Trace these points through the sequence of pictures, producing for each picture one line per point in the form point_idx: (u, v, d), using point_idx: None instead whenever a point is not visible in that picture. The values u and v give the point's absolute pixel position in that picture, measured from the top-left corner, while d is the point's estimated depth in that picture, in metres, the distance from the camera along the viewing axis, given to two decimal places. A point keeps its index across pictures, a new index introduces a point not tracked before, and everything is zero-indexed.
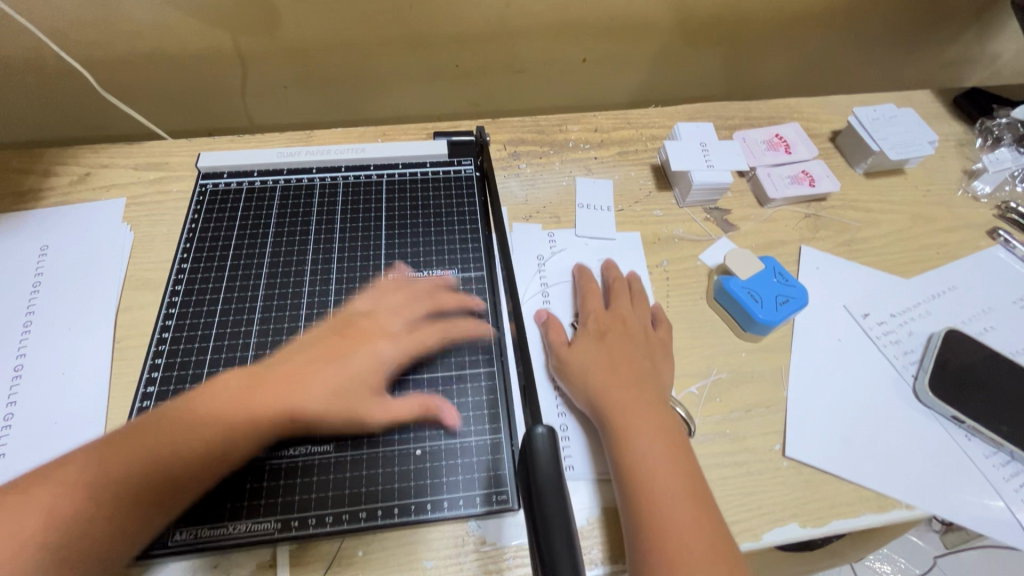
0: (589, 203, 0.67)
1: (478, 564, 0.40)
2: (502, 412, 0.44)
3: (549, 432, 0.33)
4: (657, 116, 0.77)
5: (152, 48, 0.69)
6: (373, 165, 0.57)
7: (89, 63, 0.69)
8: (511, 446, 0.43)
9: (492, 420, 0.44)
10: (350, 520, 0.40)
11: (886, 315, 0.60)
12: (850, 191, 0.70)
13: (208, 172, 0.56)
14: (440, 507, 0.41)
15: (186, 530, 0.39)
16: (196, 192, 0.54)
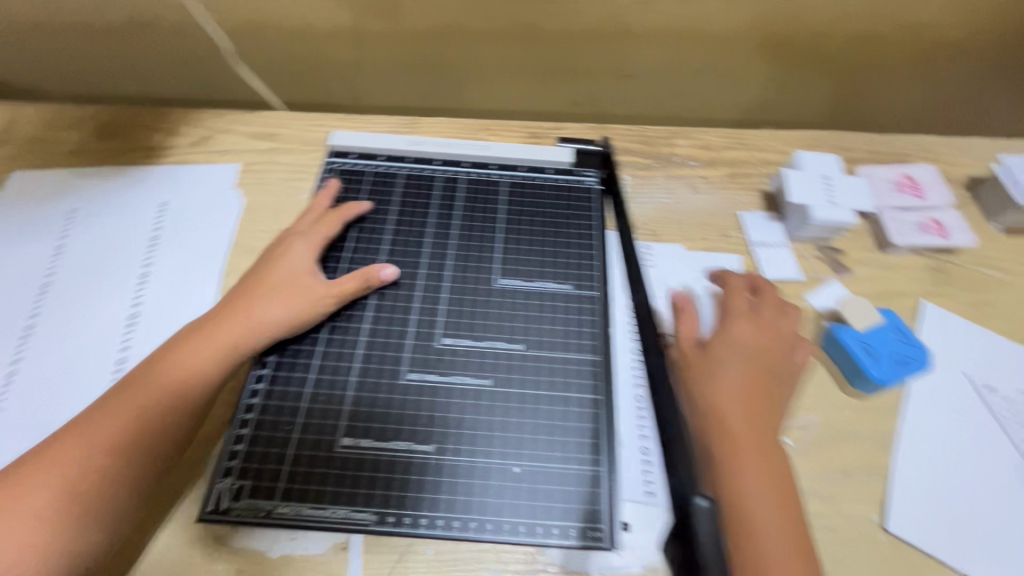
0: (763, 240, 0.63)
1: None
2: (605, 444, 0.44)
3: (710, 504, 0.31)
4: (772, 140, 0.73)
5: (278, 20, 0.71)
6: (495, 164, 0.60)
7: (220, 29, 0.71)
8: (611, 482, 0.43)
9: (594, 451, 0.44)
10: (444, 527, 0.41)
11: (1014, 391, 0.54)
12: (983, 246, 0.64)
13: (337, 150, 0.61)
14: (535, 532, 0.41)
15: (289, 505, 0.41)
16: (328, 169, 0.59)
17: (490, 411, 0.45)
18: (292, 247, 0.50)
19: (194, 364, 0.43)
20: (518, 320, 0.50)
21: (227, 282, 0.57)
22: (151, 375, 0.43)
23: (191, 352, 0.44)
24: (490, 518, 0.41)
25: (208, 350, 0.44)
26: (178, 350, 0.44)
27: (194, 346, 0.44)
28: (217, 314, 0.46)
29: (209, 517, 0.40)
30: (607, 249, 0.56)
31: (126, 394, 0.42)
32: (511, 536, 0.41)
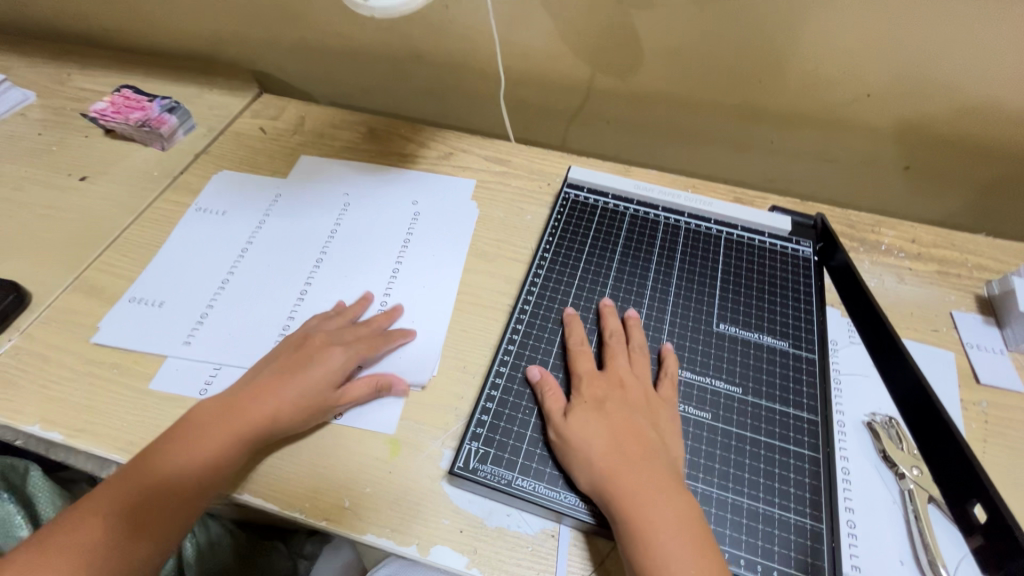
0: (978, 343, 0.62)
1: None
2: (825, 502, 0.45)
3: None
4: (988, 247, 0.71)
5: (528, 68, 0.82)
6: (714, 220, 0.65)
7: (478, 68, 0.84)
8: (831, 542, 0.44)
9: (814, 507, 0.45)
10: None
11: None
12: None
13: (571, 183, 0.69)
14: (754, 569, 0.42)
15: (525, 479, 0.47)
16: (562, 197, 0.67)
17: (712, 443, 0.48)
18: (330, 346, 0.55)
19: (218, 440, 0.48)
20: (737, 365, 0.53)
21: (461, 277, 0.65)
22: (190, 442, 0.48)
23: (206, 410, 0.50)
24: None
25: (224, 425, 0.49)
26: (201, 416, 0.50)
27: (214, 403, 0.51)
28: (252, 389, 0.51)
29: (459, 473, 0.47)
30: (825, 317, 0.57)
31: (160, 452, 0.48)
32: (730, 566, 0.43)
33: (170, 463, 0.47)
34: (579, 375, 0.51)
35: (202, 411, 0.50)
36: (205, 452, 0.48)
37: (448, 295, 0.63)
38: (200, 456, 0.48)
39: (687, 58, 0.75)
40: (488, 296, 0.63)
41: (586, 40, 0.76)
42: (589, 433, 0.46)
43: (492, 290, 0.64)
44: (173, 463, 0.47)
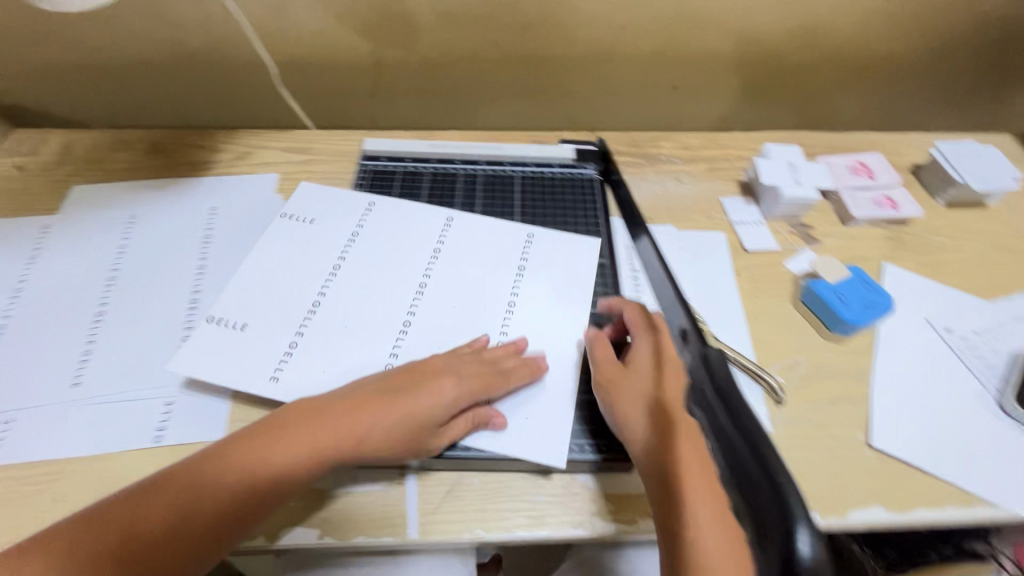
0: (743, 219, 0.72)
1: (591, 506, 0.49)
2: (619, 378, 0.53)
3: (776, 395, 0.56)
4: (743, 139, 0.83)
5: (310, 52, 0.80)
6: (508, 162, 0.71)
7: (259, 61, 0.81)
8: None
9: None
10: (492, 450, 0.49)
11: (967, 331, 0.63)
12: (931, 217, 0.74)
13: (370, 155, 0.71)
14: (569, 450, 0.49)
15: None
16: (361, 170, 0.69)
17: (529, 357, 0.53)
18: (442, 375, 0.49)
19: (259, 483, 0.44)
20: (542, 278, 0.60)
21: None
22: (177, 493, 0.42)
23: (232, 456, 0.44)
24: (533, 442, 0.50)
25: (243, 469, 0.44)
26: (212, 459, 0.44)
27: (251, 451, 0.44)
28: (287, 420, 0.46)
29: None
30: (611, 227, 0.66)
31: (135, 510, 0.41)
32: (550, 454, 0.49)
33: (147, 520, 0.41)
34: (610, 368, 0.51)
35: (254, 459, 0.44)
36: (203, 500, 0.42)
37: None
38: (179, 518, 0.41)
39: (458, 17, 0.78)
40: None
41: (358, 15, 0.76)
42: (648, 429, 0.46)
43: None
44: (154, 520, 0.41)
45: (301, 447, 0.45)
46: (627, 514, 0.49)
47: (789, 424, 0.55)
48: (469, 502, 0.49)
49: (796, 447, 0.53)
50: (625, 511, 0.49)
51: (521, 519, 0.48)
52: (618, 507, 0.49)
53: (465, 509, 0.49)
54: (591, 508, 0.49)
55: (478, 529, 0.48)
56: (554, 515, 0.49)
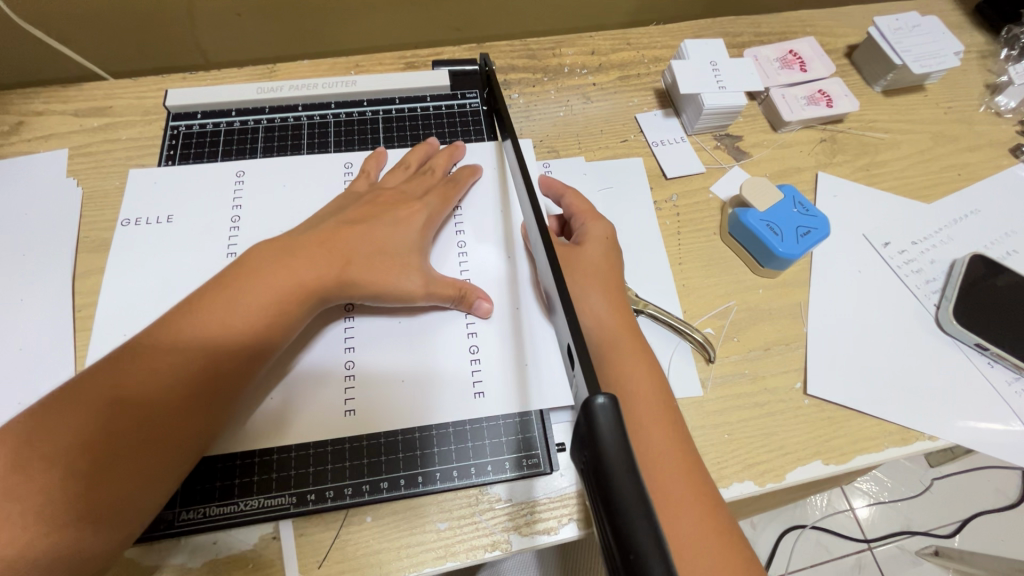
0: (662, 139, 0.61)
1: (508, 518, 0.42)
2: (517, 378, 0.45)
3: (704, 343, 0.49)
4: (660, 35, 0.69)
5: None
6: (366, 101, 0.55)
7: None
8: (536, 419, 0.45)
9: (510, 387, 0.45)
10: (371, 492, 0.42)
11: (907, 243, 0.57)
12: (868, 110, 0.65)
13: (179, 112, 0.53)
14: (466, 474, 0.43)
15: (193, 510, 0.41)
16: (169, 135, 0.52)
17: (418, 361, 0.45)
18: (408, 201, 0.48)
19: (259, 308, 0.40)
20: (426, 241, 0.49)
21: (80, 286, 0.49)
22: (140, 360, 0.37)
23: (186, 318, 0.39)
24: (420, 471, 0.42)
25: (222, 318, 0.39)
26: (170, 323, 0.39)
27: (212, 307, 0.39)
28: (241, 274, 0.41)
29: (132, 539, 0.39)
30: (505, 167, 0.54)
31: (84, 397, 0.35)
32: (441, 483, 0.42)
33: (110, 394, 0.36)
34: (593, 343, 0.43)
35: (216, 312, 0.39)
36: (168, 367, 0.37)
37: (63, 316, 0.48)
38: (173, 357, 0.37)
39: None
40: None
41: None
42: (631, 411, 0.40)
43: None
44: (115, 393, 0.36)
45: (265, 295, 0.40)
46: (552, 520, 0.42)
47: (722, 383, 0.49)
48: (362, 545, 0.41)
49: (731, 409, 0.47)
50: (547, 518, 0.42)
51: (428, 552, 0.41)
52: (538, 514, 0.42)
53: (357, 555, 0.40)
54: (508, 523, 0.42)
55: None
56: (465, 539, 0.41)
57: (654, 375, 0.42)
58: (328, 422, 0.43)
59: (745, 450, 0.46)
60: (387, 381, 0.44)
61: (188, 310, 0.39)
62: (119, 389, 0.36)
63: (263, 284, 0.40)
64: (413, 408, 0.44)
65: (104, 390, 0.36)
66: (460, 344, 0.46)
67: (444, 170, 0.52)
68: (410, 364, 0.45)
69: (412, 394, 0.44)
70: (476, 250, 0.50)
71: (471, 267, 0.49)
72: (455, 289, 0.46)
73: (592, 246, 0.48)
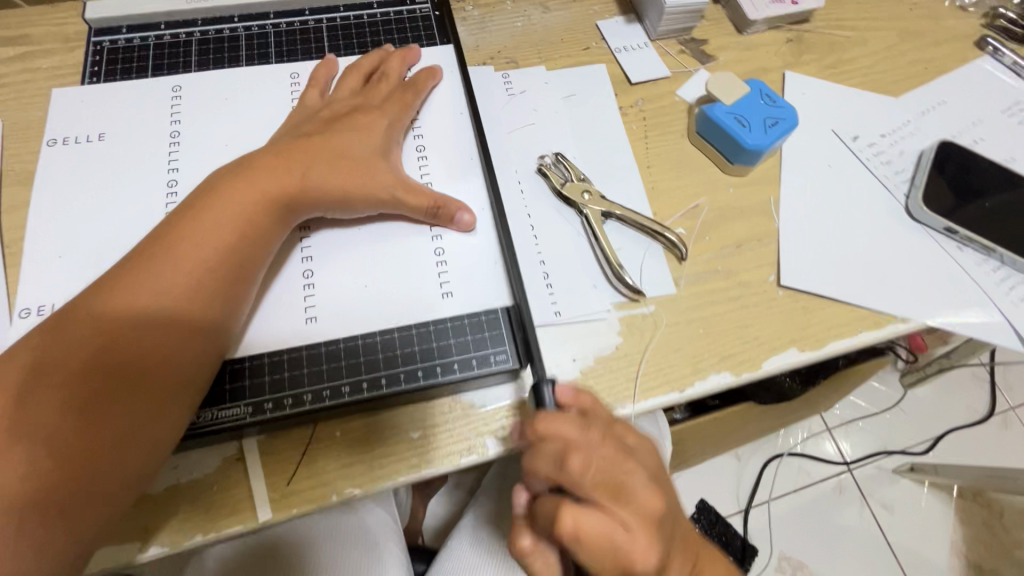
0: (624, 45, 0.59)
1: (477, 421, 0.41)
2: (482, 279, 0.43)
3: (675, 240, 0.47)
4: None
5: None
6: (308, 10, 0.51)
7: None
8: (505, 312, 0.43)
9: (474, 289, 0.43)
10: (333, 396, 0.39)
11: (877, 136, 0.56)
12: (834, 9, 0.64)
13: (101, 27, 0.49)
14: (434, 374, 0.41)
15: None
16: (91, 51, 0.48)
17: (379, 266, 0.43)
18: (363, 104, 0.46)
19: (230, 231, 0.38)
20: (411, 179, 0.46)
21: (8, 220, 0.46)
22: (116, 290, 0.35)
23: (153, 253, 0.37)
24: (386, 374, 0.40)
25: (193, 246, 0.37)
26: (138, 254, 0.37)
27: (180, 230, 0.38)
28: (205, 195, 0.39)
29: None
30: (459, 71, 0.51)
31: (60, 329, 0.34)
32: (408, 384, 0.40)
33: (82, 329, 0.34)
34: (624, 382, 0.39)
35: (183, 241, 0.37)
36: (146, 293, 0.35)
37: None
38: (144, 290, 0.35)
39: None
40: None
41: None
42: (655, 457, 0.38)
43: None
44: (92, 323, 0.34)
45: (228, 216, 0.38)
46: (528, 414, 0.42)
47: (696, 280, 0.47)
48: (332, 458, 0.39)
49: (705, 304, 0.47)
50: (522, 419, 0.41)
51: (404, 457, 0.40)
52: (511, 414, 0.41)
53: (326, 470, 0.39)
54: (481, 425, 0.41)
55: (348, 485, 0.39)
56: (443, 441, 0.40)
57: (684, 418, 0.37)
58: (296, 331, 0.41)
59: (720, 342, 0.45)
60: (349, 287, 0.42)
61: (161, 240, 0.37)
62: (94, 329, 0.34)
63: (231, 207, 0.38)
64: (377, 311, 0.42)
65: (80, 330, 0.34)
66: (426, 255, 0.44)
67: (399, 74, 0.49)
68: (374, 270, 0.43)
69: (378, 301, 0.42)
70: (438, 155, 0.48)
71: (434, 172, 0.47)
72: (427, 198, 0.43)
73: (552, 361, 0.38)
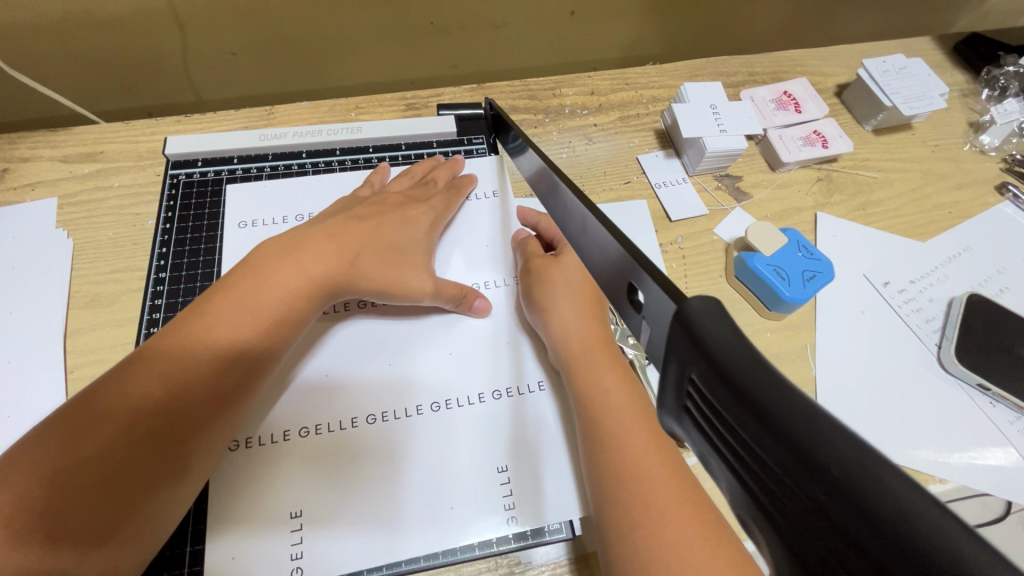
0: (664, 181, 0.62)
1: None
2: (531, 439, 0.44)
3: None
4: (656, 75, 0.70)
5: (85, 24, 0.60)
6: (372, 147, 0.56)
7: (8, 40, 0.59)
8: (550, 467, 0.43)
9: (517, 446, 0.44)
10: (390, 565, 0.39)
11: (906, 282, 0.58)
12: (860, 149, 0.67)
13: (178, 158, 0.52)
14: (487, 543, 0.41)
15: None
16: (168, 184, 0.51)
17: (428, 402, 0.45)
18: (413, 202, 0.51)
19: (281, 308, 0.40)
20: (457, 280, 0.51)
21: (74, 345, 0.47)
22: (141, 373, 0.35)
23: (209, 322, 0.38)
24: (441, 543, 0.40)
25: (247, 321, 0.39)
26: (195, 305, 0.39)
27: (237, 293, 0.40)
28: (258, 263, 0.41)
29: None
30: (506, 195, 0.56)
31: (106, 392, 0.34)
32: (463, 554, 0.40)
33: (98, 408, 0.34)
34: (578, 337, 0.45)
35: (239, 307, 0.39)
36: (194, 362, 0.37)
37: (54, 378, 0.46)
38: (187, 374, 0.36)
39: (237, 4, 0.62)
40: (120, 357, 0.47)
41: (123, 9, 0.59)
42: (608, 385, 0.41)
43: (126, 347, 0.48)
44: (137, 401, 0.34)
45: (287, 285, 0.41)
46: (508, 493, 0.42)
47: None
48: (336, 522, 0.40)
49: None
50: None
51: (428, 510, 0.41)
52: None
53: None
54: None
55: (289, 566, 0.38)
56: (474, 491, 0.42)
57: (628, 384, 0.41)
58: (337, 403, 0.44)
59: None
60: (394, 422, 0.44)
61: (212, 303, 0.39)
62: (142, 404, 0.34)
63: (289, 276, 0.41)
64: (423, 462, 0.42)
65: (125, 400, 0.34)
66: (475, 337, 0.48)
67: (446, 181, 0.54)
68: (403, 349, 0.47)
69: (364, 396, 0.45)
70: (474, 255, 0.52)
71: (472, 267, 0.52)
72: (458, 289, 0.48)
73: (568, 259, 0.49)
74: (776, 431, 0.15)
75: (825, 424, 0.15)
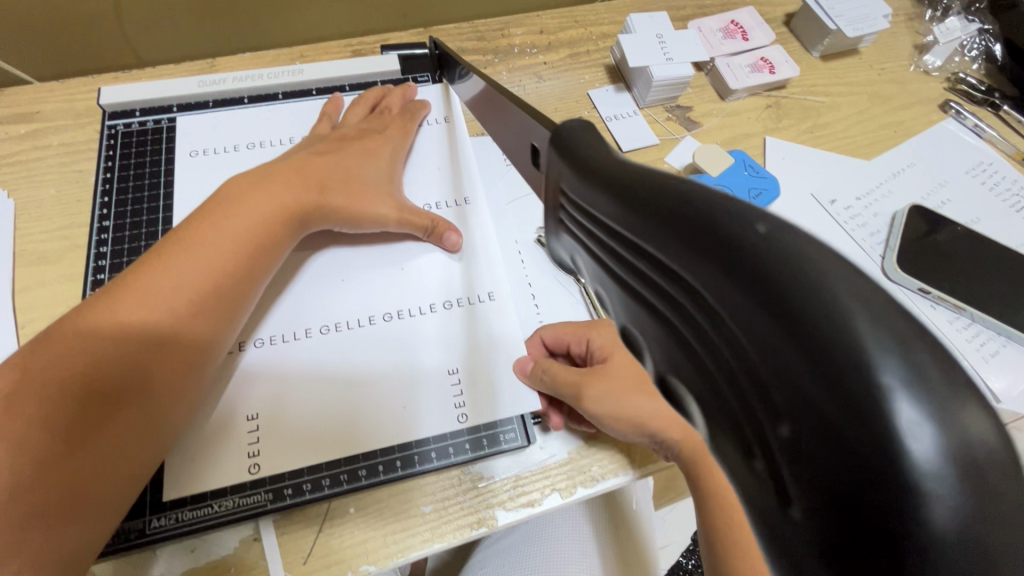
0: (615, 114, 0.62)
1: (475, 498, 0.42)
2: (487, 351, 0.45)
3: None
4: (605, 12, 0.70)
5: None
6: (315, 89, 0.55)
7: None
8: (504, 375, 0.44)
9: (470, 356, 0.45)
10: (350, 480, 0.40)
11: (852, 199, 0.60)
12: (809, 75, 0.68)
13: (114, 109, 0.51)
14: (444, 454, 0.42)
15: (164, 516, 0.39)
16: (107, 135, 0.50)
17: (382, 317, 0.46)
18: (365, 129, 0.51)
19: (239, 246, 0.40)
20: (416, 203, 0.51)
21: (23, 301, 0.47)
22: (105, 307, 0.36)
23: (169, 260, 0.38)
24: (398, 455, 0.41)
25: (206, 260, 0.39)
26: (163, 244, 0.40)
27: (198, 231, 0.40)
28: (222, 202, 0.41)
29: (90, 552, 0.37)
30: (456, 122, 0.56)
31: (71, 325, 0.36)
32: (421, 465, 0.41)
33: (64, 342, 0.35)
34: None
35: (199, 245, 0.39)
36: (152, 296, 0.37)
37: (5, 333, 0.45)
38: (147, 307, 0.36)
39: None
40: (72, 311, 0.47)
41: None
42: None
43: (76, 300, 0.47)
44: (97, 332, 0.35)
45: (245, 224, 0.41)
46: (458, 392, 0.43)
47: None
48: (295, 428, 0.41)
49: None
50: (530, 491, 0.43)
51: (383, 415, 0.42)
52: (518, 487, 0.43)
53: (342, 547, 0.40)
54: (490, 499, 0.42)
55: (245, 463, 0.40)
56: (428, 393, 0.43)
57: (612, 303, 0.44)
58: (291, 316, 0.45)
59: None
60: (353, 340, 0.44)
61: (175, 243, 0.39)
62: (101, 336, 0.35)
63: (247, 217, 0.41)
64: (383, 378, 0.43)
65: (87, 333, 0.35)
66: (443, 266, 0.49)
67: (398, 108, 0.54)
68: (361, 267, 0.48)
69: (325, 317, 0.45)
70: (425, 179, 0.53)
71: (422, 190, 0.52)
72: (428, 220, 0.48)
73: None
74: (614, 198, 0.17)
75: (637, 175, 0.17)
